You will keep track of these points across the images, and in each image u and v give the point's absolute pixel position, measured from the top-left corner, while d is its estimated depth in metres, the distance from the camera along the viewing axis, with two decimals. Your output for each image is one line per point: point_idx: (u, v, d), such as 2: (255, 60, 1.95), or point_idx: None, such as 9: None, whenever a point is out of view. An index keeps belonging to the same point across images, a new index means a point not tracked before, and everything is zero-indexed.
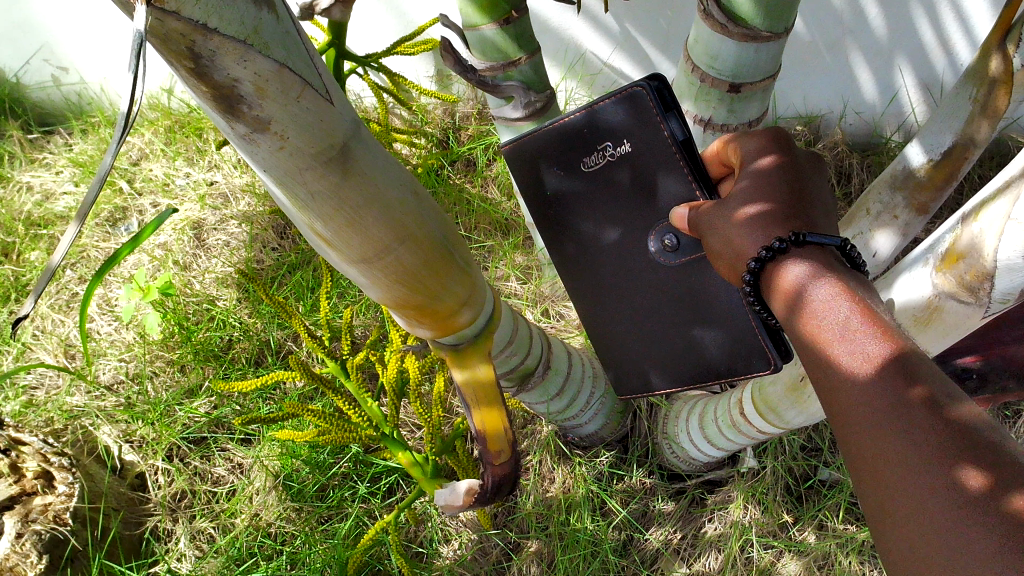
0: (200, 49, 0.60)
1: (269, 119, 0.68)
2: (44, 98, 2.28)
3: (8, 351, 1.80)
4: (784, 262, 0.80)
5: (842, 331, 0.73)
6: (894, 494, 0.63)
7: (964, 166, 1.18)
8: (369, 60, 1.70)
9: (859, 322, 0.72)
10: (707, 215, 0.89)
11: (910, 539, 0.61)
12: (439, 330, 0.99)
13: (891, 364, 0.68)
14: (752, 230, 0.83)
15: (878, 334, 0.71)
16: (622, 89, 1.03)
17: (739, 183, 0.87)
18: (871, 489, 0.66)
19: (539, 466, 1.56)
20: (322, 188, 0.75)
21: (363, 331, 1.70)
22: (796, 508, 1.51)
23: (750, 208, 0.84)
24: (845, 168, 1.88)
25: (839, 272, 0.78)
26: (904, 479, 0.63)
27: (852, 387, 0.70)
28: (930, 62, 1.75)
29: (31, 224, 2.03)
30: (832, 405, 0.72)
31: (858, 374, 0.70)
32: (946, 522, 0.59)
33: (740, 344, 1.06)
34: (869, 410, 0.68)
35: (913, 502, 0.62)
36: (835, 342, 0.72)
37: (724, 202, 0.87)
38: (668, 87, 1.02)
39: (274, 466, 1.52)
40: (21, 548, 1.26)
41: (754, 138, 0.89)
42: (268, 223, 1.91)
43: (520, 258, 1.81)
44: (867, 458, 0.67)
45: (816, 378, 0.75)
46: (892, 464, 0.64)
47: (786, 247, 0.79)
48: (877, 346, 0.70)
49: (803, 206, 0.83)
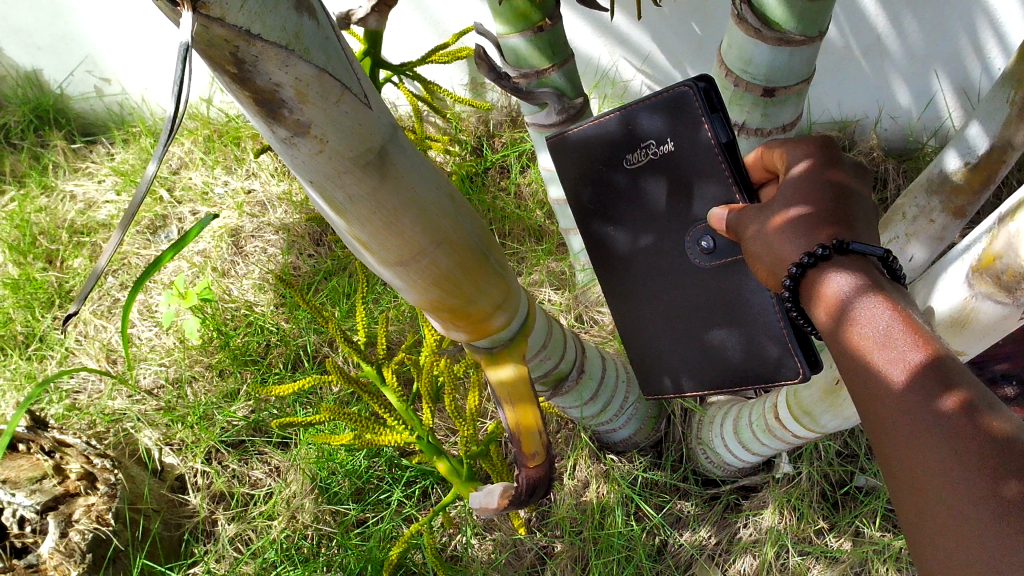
0: (243, 55, 0.62)
1: (310, 124, 0.69)
2: (87, 109, 2.32)
3: (53, 356, 1.84)
4: (826, 269, 0.79)
5: (882, 339, 0.72)
6: (935, 504, 0.64)
7: (1001, 170, 1.18)
8: (404, 69, 1.72)
9: (899, 331, 0.72)
10: (750, 218, 0.88)
11: (953, 549, 0.62)
12: (474, 333, 1.00)
13: (930, 372, 0.68)
14: (795, 236, 0.82)
15: (919, 345, 0.70)
16: (671, 87, 1.02)
17: (783, 189, 0.86)
18: (910, 497, 0.66)
19: (573, 469, 1.55)
20: (360, 191, 0.77)
21: (398, 335, 1.71)
22: (832, 514, 1.50)
23: (793, 215, 0.83)
24: (881, 174, 1.87)
25: (881, 283, 0.77)
26: (944, 487, 0.63)
27: (891, 395, 0.70)
28: (966, 68, 1.73)
29: (74, 232, 2.07)
30: (869, 413, 0.72)
31: (897, 382, 0.69)
32: (991, 533, 0.60)
33: (770, 352, 1.05)
34: (905, 417, 0.68)
35: (955, 512, 0.62)
36: (874, 350, 0.72)
37: (768, 206, 0.86)
38: (715, 89, 1.01)
39: (311, 469, 1.52)
40: (65, 547, 1.29)
41: (803, 145, 0.88)
42: (304, 230, 1.93)
43: (554, 264, 1.82)
44: (904, 466, 0.67)
45: (853, 386, 0.74)
46: (931, 473, 0.65)
47: (829, 255, 0.78)
48: (917, 355, 0.69)
49: (846, 215, 0.82)
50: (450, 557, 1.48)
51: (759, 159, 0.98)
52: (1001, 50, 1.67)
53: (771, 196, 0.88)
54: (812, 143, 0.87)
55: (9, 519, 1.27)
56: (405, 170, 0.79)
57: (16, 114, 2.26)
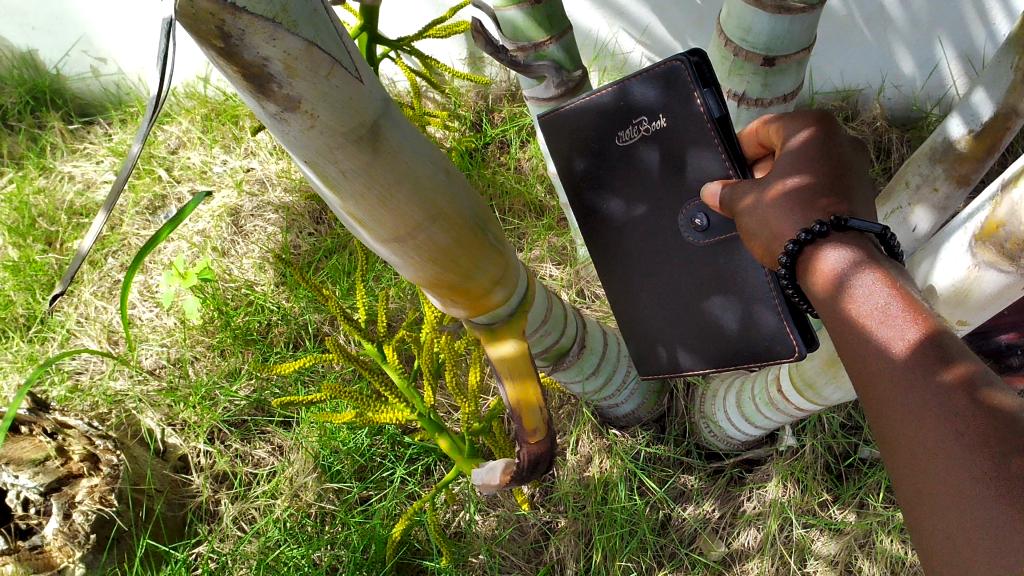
0: (230, 29, 0.60)
1: (300, 98, 0.68)
2: (84, 89, 2.31)
3: (54, 338, 1.84)
4: (824, 245, 0.78)
5: (880, 316, 0.71)
6: (933, 483, 0.63)
7: (1005, 137, 1.16)
8: (402, 43, 1.70)
9: (898, 308, 0.71)
10: (744, 193, 0.87)
11: (949, 527, 0.61)
12: (473, 309, 1.00)
13: (931, 350, 0.67)
14: (791, 211, 0.80)
15: (919, 323, 0.69)
16: (662, 61, 1.01)
17: (778, 164, 0.85)
18: (908, 475, 0.66)
19: (576, 445, 1.55)
20: (353, 166, 0.76)
21: (399, 312, 1.70)
22: (836, 486, 1.50)
23: (790, 186, 0.81)
24: (884, 144, 1.85)
25: (879, 259, 0.76)
26: (942, 466, 0.62)
27: (890, 373, 0.69)
28: (970, 35, 1.71)
29: (73, 213, 2.06)
30: (867, 390, 0.71)
31: (896, 359, 0.69)
32: (988, 512, 0.58)
33: (764, 327, 1.04)
34: (904, 395, 0.67)
35: (952, 490, 0.61)
36: (873, 327, 0.71)
37: (763, 181, 0.85)
38: (706, 62, 0.99)
39: (314, 448, 1.52)
40: (69, 529, 1.29)
41: (802, 120, 0.86)
42: (304, 208, 1.92)
43: (554, 239, 1.81)
44: (904, 445, 0.66)
45: (851, 363, 0.74)
46: (929, 451, 0.64)
47: (826, 231, 0.77)
48: (916, 334, 0.68)
49: (843, 189, 0.81)
50: (453, 533, 1.48)
51: (753, 134, 0.97)
52: (1006, 16, 1.65)
53: (766, 171, 0.86)
54: (810, 118, 0.85)
55: (13, 501, 1.27)
56: (398, 146, 0.78)
57: (13, 96, 2.24)
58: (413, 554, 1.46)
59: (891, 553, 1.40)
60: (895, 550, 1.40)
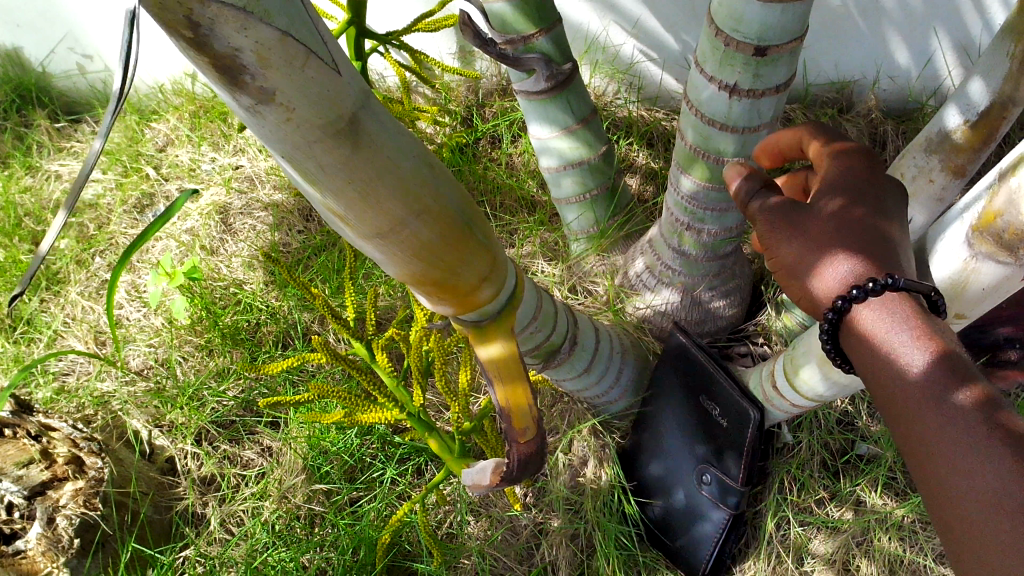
0: (199, 18, 0.58)
1: (275, 90, 0.66)
2: (70, 86, 2.28)
3: (40, 339, 1.82)
4: (862, 309, 0.79)
5: (921, 385, 0.75)
6: (977, 528, 0.69)
7: (1003, 127, 1.13)
8: (390, 38, 1.67)
9: (934, 357, 0.75)
10: (777, 240, 0.85)
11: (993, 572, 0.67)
12: (460, 307, 0.97)
13: (950, 374, 0.74)
14: (836, 285, 0.81)
15: (942, 364, 0.75)
16: None
17: (815, 218, 0.84)
18: (945, 510, 0.71)
19: (569, 445, 1.52)
20: (333, 161, 0.73)
21: (389, 309, 1.67)
22: (832, 483, 1.47)
23: (836, 253, 0.81)
24: (880, 135, 1.83)
25: (922, 315, 0.78)
26: (982, 498, 0.69)
27: (928, 419, 0.74)
28: (966, 25, 1.69)
29: (60, 212, 2.03)
30: (892, 411, 0.77)
31: (942, 409, 0.73)
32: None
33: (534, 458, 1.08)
34: (943, 430, 0.72)
35: (999, 535, 0.67)
36: (911, 391, 0.75)
37: (800, 224, 0.84)
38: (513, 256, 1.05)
39: (303, 448, 1.49)
40: (52, 534, 1.26)
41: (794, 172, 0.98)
42: (294, 205, 1.90)
43: (546, 234, 1.78)
44: (940, 491, 0.72)
45: (885, 406, 0.78)
46: (959, 486, 0.70)
47: (878, 291, 0.76)
48: (957, 394, 0.73)
49: (881, 251, 0.81)
50: (445, 534, 1.47)
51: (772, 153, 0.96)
52: (1002, 6, 1.63)
53: (801, 215, 0.84)
54: (841, 163, 0.88)
55: None
56: (380, 139, 0.76)
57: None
58: (404, 556, 1.44)
59: (888, 551, 1.40)
60: (893, 548, 1.40)
